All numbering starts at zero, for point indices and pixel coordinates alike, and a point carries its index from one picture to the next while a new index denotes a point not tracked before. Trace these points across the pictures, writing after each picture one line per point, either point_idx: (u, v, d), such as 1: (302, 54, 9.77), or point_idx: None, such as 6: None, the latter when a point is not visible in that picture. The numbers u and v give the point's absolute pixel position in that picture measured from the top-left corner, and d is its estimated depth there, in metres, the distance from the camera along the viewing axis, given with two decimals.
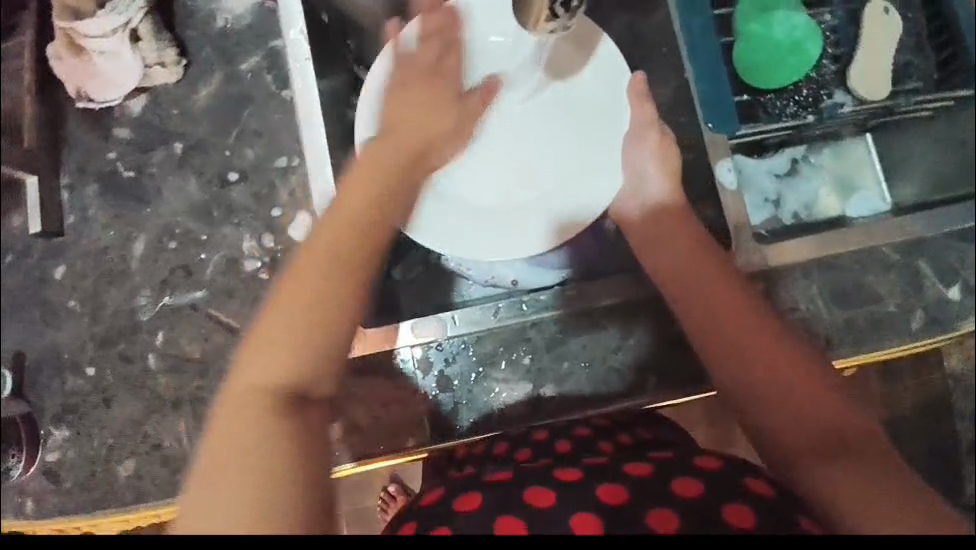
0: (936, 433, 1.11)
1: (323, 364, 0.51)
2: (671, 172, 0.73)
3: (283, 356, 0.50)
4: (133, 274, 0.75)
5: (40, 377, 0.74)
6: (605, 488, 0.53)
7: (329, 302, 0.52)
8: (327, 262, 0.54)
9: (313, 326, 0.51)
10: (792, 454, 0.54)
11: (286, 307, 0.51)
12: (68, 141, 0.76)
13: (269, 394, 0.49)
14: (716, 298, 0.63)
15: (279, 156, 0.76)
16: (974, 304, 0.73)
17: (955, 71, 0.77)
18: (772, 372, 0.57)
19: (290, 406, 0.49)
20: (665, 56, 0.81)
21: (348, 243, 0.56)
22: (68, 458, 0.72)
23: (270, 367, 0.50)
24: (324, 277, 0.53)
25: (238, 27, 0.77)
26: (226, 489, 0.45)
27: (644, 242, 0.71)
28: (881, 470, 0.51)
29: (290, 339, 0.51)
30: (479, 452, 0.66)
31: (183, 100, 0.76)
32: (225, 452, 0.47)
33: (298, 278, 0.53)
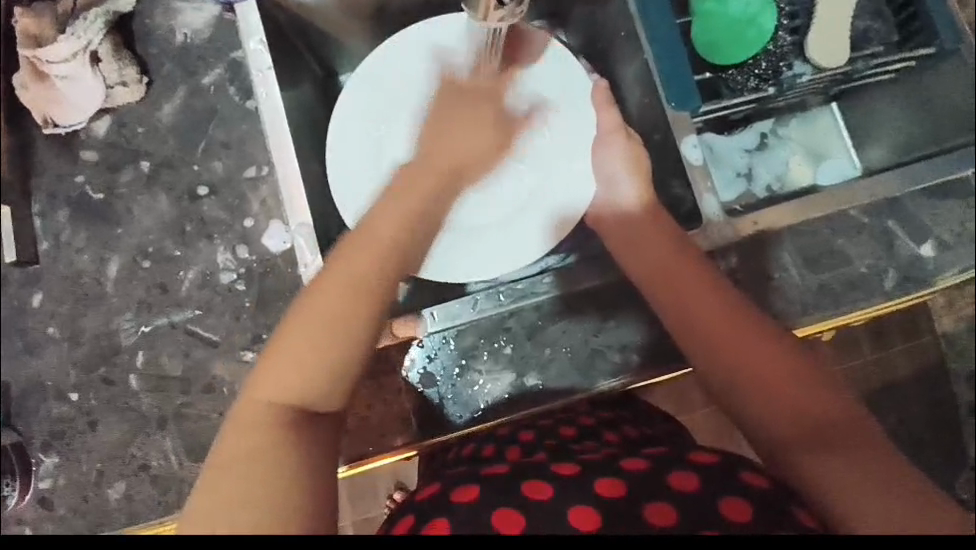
0: (932, 397, 1.12)
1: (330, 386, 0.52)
2: (638, 168, 0.73)
3: (302, 369, 0.51)
4: (110, 295, 0.75)
5: (24, 406, 0.73)
6: (603, 483, 0.53)
7: (346, 320, 0.53)
8: (340, 293, 0.54)
9: (329, 348, 0.52)
10: (780, 434, 0.55)
11: (298, 328, 0.53)
12: (36, 167, 0.76)
13: (285, 409, 0.50)
14: (703, 297, 0.63)
15: (248, 167, 0.76)
16: (948, 260, 0.74)
17: (915, 31, 0.78)
18: (769, 382, 0.57)
19: (300, 424, 0.50)
20: (623, 39, 0.80)
21: (388, 261, 0.58)
22: (58, 485, 0.72)
23: (283, 384, 0.51)
24: (340, 301, 0.54)
25: (198, 42, 0.77)
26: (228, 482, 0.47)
27: (623, 241, 0.72)
28: (869, 451, 0.52)
29: (300, 364, 0.51)
30: (469, 455, 0.66)
31: (148, 118, 0.76)
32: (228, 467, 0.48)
33: (322, 297, 0.54)
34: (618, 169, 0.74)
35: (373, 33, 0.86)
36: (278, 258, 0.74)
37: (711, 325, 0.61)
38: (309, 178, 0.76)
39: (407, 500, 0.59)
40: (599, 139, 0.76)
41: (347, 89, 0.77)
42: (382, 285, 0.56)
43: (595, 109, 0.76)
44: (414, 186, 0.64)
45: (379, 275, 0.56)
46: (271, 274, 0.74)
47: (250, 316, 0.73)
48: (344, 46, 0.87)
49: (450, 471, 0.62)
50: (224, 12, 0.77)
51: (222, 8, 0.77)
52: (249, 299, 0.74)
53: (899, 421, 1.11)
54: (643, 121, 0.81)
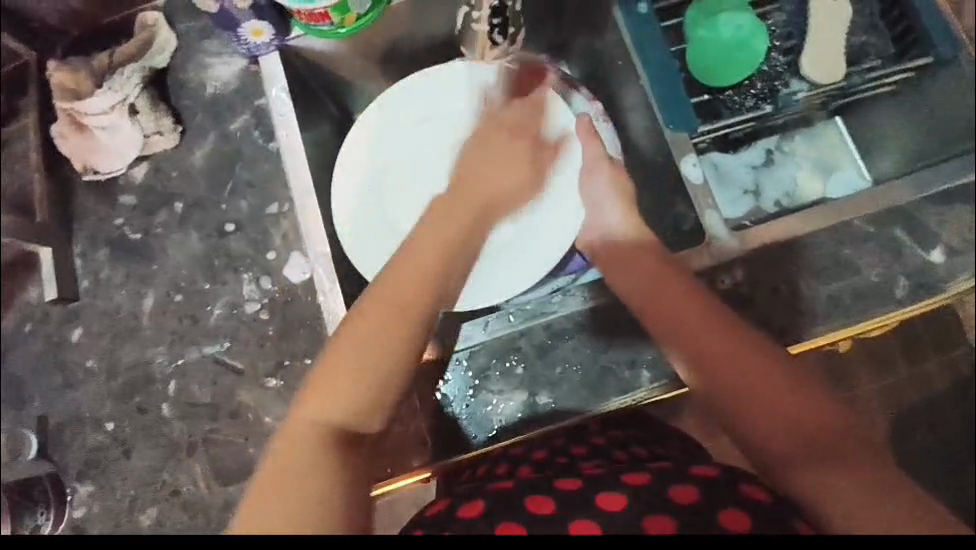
0: (970, 411, 1.08)
1: (374, 409, 0.57)
2: (623, 192, 0.76)
3: (350, 389, 0.56)
4: (144, 328, 0.79)
5: (62, 436, 0.77)
6: (603, 496, 0.54)
7: (401, 332, 0.59)
8: (384, 312, 0.60)
9: (372, 369, 0.57)
10: (781, 456, 0.55)
11: (355, 332, 0.59)
12: (78, 212, 0.82)
13: (331, 430, 0.55)
14: (694, 315, 0.64)
15: (271, 203, 0.81)
16: (961, 265, 0.73)
17: (910, 43, 0.79)
18: (773, 397, 0.57)
19: (347, 443, 0.55)
20: (622, 67, 0.84)
21: (422, 299, 0.62)
22: (94, 512, 0.76)
23: (335, 406, 0.56)
24: (388, 324, 0.59)
25: (226, 91, 0.83)
26: (293, 482, 0.51)
27: (618, 266, 0.73)
28: (866, 466, 0.52)
29: (360, 370, 0.57)
30: (484, 474, 0.69)
31: (180, 163, 0.83)
32: (286, 465, 0.53)
33: (368, 318, 0.60)
34: (605, 198, 0.76)
35: (387, 75, 0.92)
36: (299, 287, 0.78)
37: (703, 335, 0.63)
38: (328, 212, 0.81)
39: (418, 518, 0.60)
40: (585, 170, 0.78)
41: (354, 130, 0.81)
42: (427, 299, 0.62)
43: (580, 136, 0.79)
44: (454, 212, 0.71)
45: (424, 293, 0.63)
46: (293, 303, 0.78)
47: (274, 343, 0.77)
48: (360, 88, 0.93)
49: (458, 488, 0.63)
50: (249, 63, 0.84)
51: (248, 59, 0.83)
52: (272, 327, 0.78)
53: (936, 438, 1.08)
54: (646, 144, 0.84)
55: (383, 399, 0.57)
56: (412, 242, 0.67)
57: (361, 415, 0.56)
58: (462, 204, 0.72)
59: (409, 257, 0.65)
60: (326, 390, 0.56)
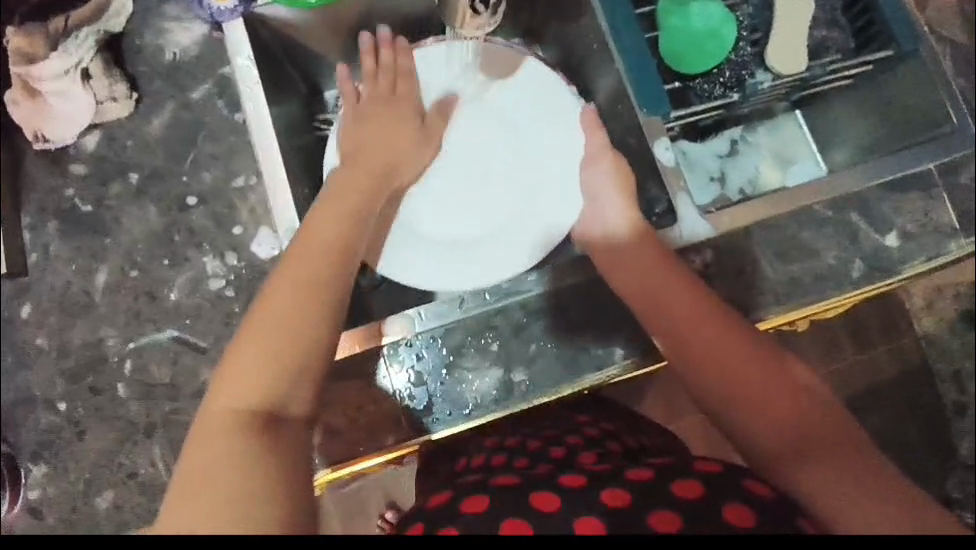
0: (912, 394, 1.15)
1: (292, 388, 0.54)
2: (621, 179, 0.75)
3: (258, 372, 0.54)
4: (98, 305, 0.75)
5: (13, 418, 0.73)
6: (609, 493, 0.53)
7: (303, 311, 0.57)
8: (292, 289, 0.58)
9: (282, 346, 0.55)
10: (773, 453, 0.57)
11: (262, 319, 0.56)
12: (27, 181, 0.77)
13: (248, 414, 0.52)
14: (689, 315, 0.65)
15: (236, 177, 0.78)
16: (911, 249, 0.77)
17: (872, 35, 0.82)
18: (759, 400, 0.59)
19: (265, 425, 0.52)
20: (596, 51, 0.85)
21: (325, 270, 0.60)
22: (49, 493, 0.71)
23: (243, 391, 0.53)
24: (299, 294, 0.58)
25: (187, 58, 0.79)
26: (210, 466, 0.48)
27: (608, 260, 0.72)
28: (848, 453, 0.55)
29: (279, 356, 0.54)
30: (475, 465, 0.65)
31: (138, 132, 0.79)
32: (199, 454, 0.50)
33: (280, 293, 0.57)
34: (604, 188, 0.76)
35: (357, 50, 0.89)
36: (266, 263, 0.76)
37: (700, 341, 0.63)
38: (296, 187, 0.78)
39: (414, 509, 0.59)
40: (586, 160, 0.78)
41: (336, 125, 0.79)
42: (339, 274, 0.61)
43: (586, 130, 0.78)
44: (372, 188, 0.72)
45: (328, 264, 0.61)
46: (260, 280, 0.75)
47: (239, 321, 0.74)
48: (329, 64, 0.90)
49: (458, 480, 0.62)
50: (212, 30, 0.80)
51: (211, 26, 0.80)
52: (238, 305, 0.75)
53: (881, 420, 1.14)
54: (618, 127, 0.85)
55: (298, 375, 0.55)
56: (311, 226, 0.65)
57: (283, 394, 0.54)
58: (364, 178, 0.71)
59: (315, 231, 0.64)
60: (231, 376, 0.54)
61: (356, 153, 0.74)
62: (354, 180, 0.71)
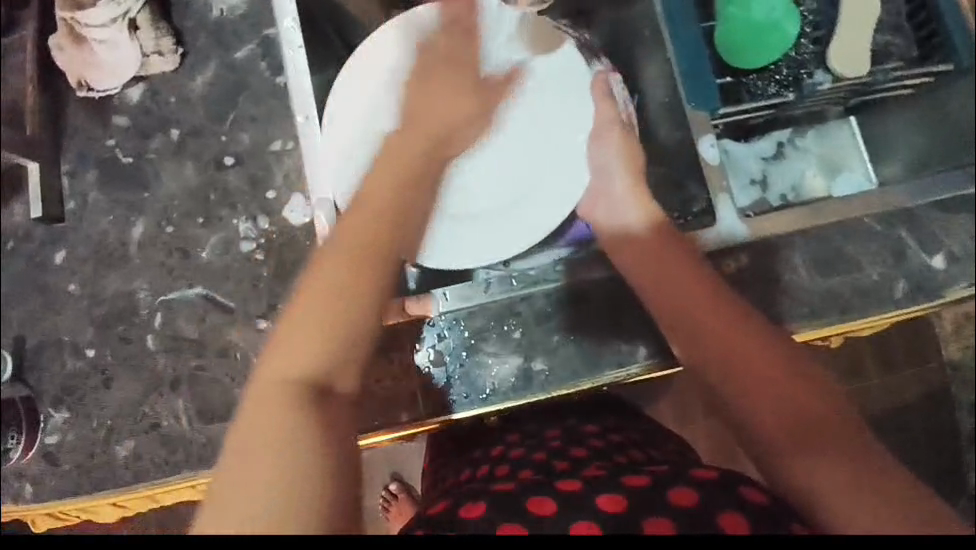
0: (934, 422, 1.11)
1: (332, 365, 0.56)
2: (633, 163, 0.77)
3: (308, 346, 0.55)
4: (131, 257, 0.76)
5: (40, 360, 0.75)
6: (604, 497, 0.54)
7: (353, 287, 0.59)
8: (334, 267, 0.60)
9: (344, 311, 0.57)
10: (768, 434, 0.56)
11: (307, 297, 0.58)
12: (69, 128, 0.78)
13: (293, 386, 0.53)
14: (695, 293, 0.66)
15: (274, 140, 0.78)
16: (958, 272, 0.74)
17: (936, 47, 0.78)
18: (754, 377, 0.59)
19: (304, 398, 0.53)
20: (647, 39, 0.82)
21: (355, 244, 0.62)
22: (67, 440, 0.73)
23: (304, 356, 0.55)
24: (340, 274, 0.59)
25: (233, 17, 0.79)
26: (249, 446, 0.50)
27: (617, 241, 0.74)
28: (847, 445, 0.54)
29: (322, 328, 0.56)
30: (481, 475, 0.65)
31: (180, 87, 0.78)
32: (249, 426, 0.52)
33: (322, 275, 0.59)
34: (612, 162, 0.76)
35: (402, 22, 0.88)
36: (297, 230, 0.76)
37: (703, 317, 0.64)
38: None
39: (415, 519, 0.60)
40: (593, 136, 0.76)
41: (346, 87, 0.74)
42: (375, 255, 0.61)
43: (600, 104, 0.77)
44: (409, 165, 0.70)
45: (385, 222, 0.64)
46: (290, 246, 0.76)
47: (267, 285, 0.75)
48: None
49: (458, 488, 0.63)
50: None
51: None
52: (267, 269, 0.75)
53: (901, 443, 1.11)
54: (662, 119, 0.83)
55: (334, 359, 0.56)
56: (367, 191, 0.68)
57: (320, 363, 0.55)
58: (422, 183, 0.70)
59: (371, 190, 0.68)
60: (285, 346, 0.56)
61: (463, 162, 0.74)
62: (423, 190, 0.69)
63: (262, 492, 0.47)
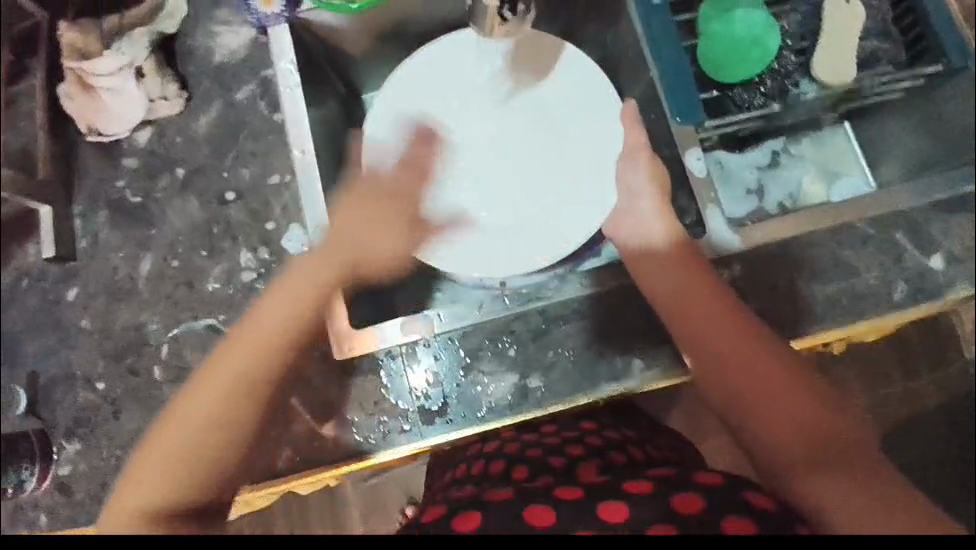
0: (959, 432, 1.08)
1: (222, 455, 0.65)
2: (660, 183, 0.77)
3: (202, 424, 0.64)
4: (140, 291, 0.80)
5: (53, 394, 0.78)
6: (605, 507, 0.53)
7: (240, 381, 0.66)
8: (247, 355, 0.67)
9: (231, 406, 0.65)
10: (784, 463, 0.59)
11: (218, 372, 0.67)
12: (81, 173, 0.83)
13: (185, 458, 0.63)
14: (715, 321, 0.68)
15: (273, 174, 0.81)
16: (960, 273, 0.73)
17: (925, 50, 0.79)
18: (775, 394, 0.63)
19: (196, 508, 0.62)
20: (631, 58, 0.83)
21: (265, 363, 0.67)
22: (80, 470, 0.75)
23: (204, 433, 0.64)
24: (247, 363, 0.67)
25: (234, 60, 0.83)
26: (153, 471, 0.63)
27: (637, 261, 0.74)
28: (858, 464, 0.58)
29: (206, 426, 0.64)
30: (477, 473, 0.68)
31: (184, 129, 0.83)
32: (154, 463, 0.64)
33: (225, 365, 0.67)
34: (637, 182, 0.77)
35: (395, 55, 0.91)
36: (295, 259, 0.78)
37: (730, 349, 0.66)
38: (330, 185, 0.81)
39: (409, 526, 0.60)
40: (625, 156, 0.79)
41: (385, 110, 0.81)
42: (264, 388, 0.67)
43: (626, 123, 0.79)
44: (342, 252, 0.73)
45: (264, 374, 0.67)
46: None
47: None
48: (367, 66, 0.92)
49: (453, 494, 0.64)
50: (258, 33, 0.84)
51: (257, 30, 0.84)
52: None
53: (927, 455, 1.07)
54: (650, 135, 0.84)
55: (224, 446, 0.65)
56: (286, 283, 0.72)
57: (201, 445, 0.64)
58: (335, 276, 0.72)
59: (266, 308, 0.71)
60: (181, 412, 0.66)
61: (343, 250, 0.73)
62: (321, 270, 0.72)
63: (175, 496, 0.61)
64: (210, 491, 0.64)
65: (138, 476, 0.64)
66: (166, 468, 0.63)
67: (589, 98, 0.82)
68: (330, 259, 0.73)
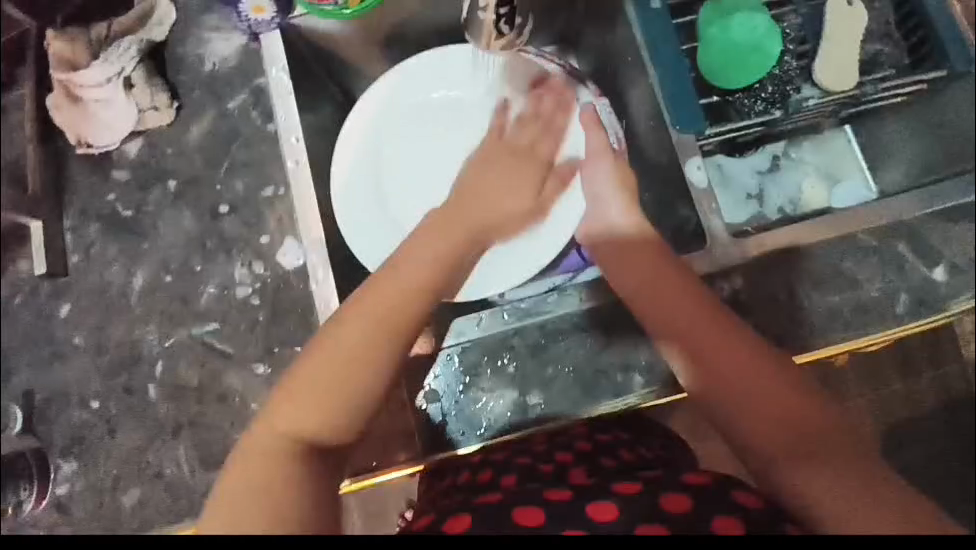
0: (956, 434, 1.08)
1: (331, 417, 0.56)
2: (624, 179, 0.75)
3: (321, 404, 0.56)
4: (133, 307, 0.78)
5: (47, 413, 0.77)
6: (594, 506, 0.53)
7: (367, 355, 0.58)
8: (364, 325, 0.59)
9: (347, 381, 0.57)
10: (774, 448, 0.54)
11: (329, 347, 0.58)
12: (70, 185, 0.81)
13: (298, 439, 0.55)
14: (687, 306, 0.63)
15: (266, 186, 0.79)
16: (961, 284, 0.73)
17: (926, 55, 0.78)
18: (749, 375, 0.58)
19: (310, 453, 0.54)
20: (631, 64, 0.82)
21: (404, 328, 0.60)
22: (77, 489, 0.75)
23: (303, 417, 0.55)
24: (368, 339, 0.59)
25: (225, 69, 0.81)
26: (241, 479, 0.52)
27: (609, 259, 0.72)
28: (847, 451, 0.52)
29: (333, 386, 0.56)
30: (463, 481, 0.65)
31: (175, 140, 0.81)
32: (240, 472, 0.53)
33: (343, 332, 0.59)
34: (601, 186, 0.75)
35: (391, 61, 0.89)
36: (290, 274, 0.77)
37: (709, 329, 0.61)
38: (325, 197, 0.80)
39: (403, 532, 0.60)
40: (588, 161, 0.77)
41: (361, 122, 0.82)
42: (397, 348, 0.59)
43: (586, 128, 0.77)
44: (448, 230, 0.69)
45: (401, 315, 0.61)
46: (284, 290, 0.77)
47: (264, 329, 0.76)
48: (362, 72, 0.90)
49: (444, 500, 0.62)
50: (250, 41, 0.81)
51: (249, 37, 0.81)
52: (263, 313, 0.76)
53: (924, 457, 1.07)
54: (651, 143, 0.82)
55: (324, 403, 0.56)
56: (407, 254, 0.66)
57: (316, 421, 0.56)
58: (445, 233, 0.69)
59: (403, 262, 0.65)
60: (287, 399, 0.56)
61: (466, 196, 0.73)
62: (436, 243, 0.68)
63: (256, 518, 0.49)
64: (312, 464, 0.54)
65: (232, 470, 0.53)
66: (241, 465, 0.53)
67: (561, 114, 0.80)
68: (456, 221, 0.70)
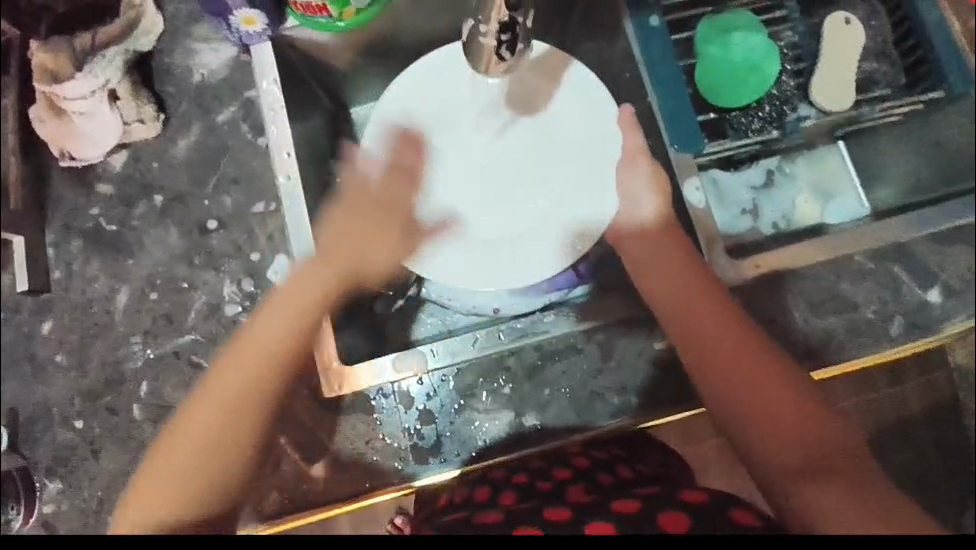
0: None
1: (229, 463, 0.62)
2: (661, 187, 0.74)
3: (212, 436, 0.62)
4: (117, 325, 0.76)
5: (32, 432, 0.74)
6: (594, 525, 0.52)
7: (244, 399, 0.64)
8: (242, 370, 0.66)
9: (230, 423, 0.63)
10: (784, 469, 0.58)
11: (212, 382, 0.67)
12: (53, 198, 0.79)
13: (208, 474, 0.60)
14: (710, 319, 0.67)
15: (257, 202, 0.78)
16: (954, 307, 0.73)
17: (923, 75, 0.78)
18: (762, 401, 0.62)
19: (218, 484, 0.61)
20: (628, 81, 0.80)
21: (279, 354, 0.67)
22: (62, 510, 0.72)
23: (197, 452, 0.61)
24: (245, 375, 0.66)
25: (214, 81, 0.79)
26: (161, 476, 0.62)
27: (635, 261, 0.73)
28: (859, 480, 0.55)
29: (219, 408, 0.63)
30: (460, 500, 0.64)
31: (162, 153, 0.79)
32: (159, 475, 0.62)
33: (219, 379, 0.67)
34: (638, 185, 0.74)
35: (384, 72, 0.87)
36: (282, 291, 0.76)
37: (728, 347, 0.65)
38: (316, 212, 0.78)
39: None
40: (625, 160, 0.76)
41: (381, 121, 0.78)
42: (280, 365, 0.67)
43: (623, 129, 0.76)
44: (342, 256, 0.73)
45: (291, 341, 0.68)
46: None
47: None
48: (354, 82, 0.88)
49: (442, 519, 0.61)
50: (240, 53, 0.80)
51: (239, 49, 0.80)
52: None
53: None
54: None
55: (224, 447, 0.62)
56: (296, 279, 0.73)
57: (228, 466, 0.62)
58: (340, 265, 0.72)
59: (293, 286, 0.72)
60: (192, 426, 0.64)
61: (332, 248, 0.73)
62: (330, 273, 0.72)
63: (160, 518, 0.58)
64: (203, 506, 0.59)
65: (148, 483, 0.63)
66: (163, 479, 0.61)
67: (591, 106, 0.78)
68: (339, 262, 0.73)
